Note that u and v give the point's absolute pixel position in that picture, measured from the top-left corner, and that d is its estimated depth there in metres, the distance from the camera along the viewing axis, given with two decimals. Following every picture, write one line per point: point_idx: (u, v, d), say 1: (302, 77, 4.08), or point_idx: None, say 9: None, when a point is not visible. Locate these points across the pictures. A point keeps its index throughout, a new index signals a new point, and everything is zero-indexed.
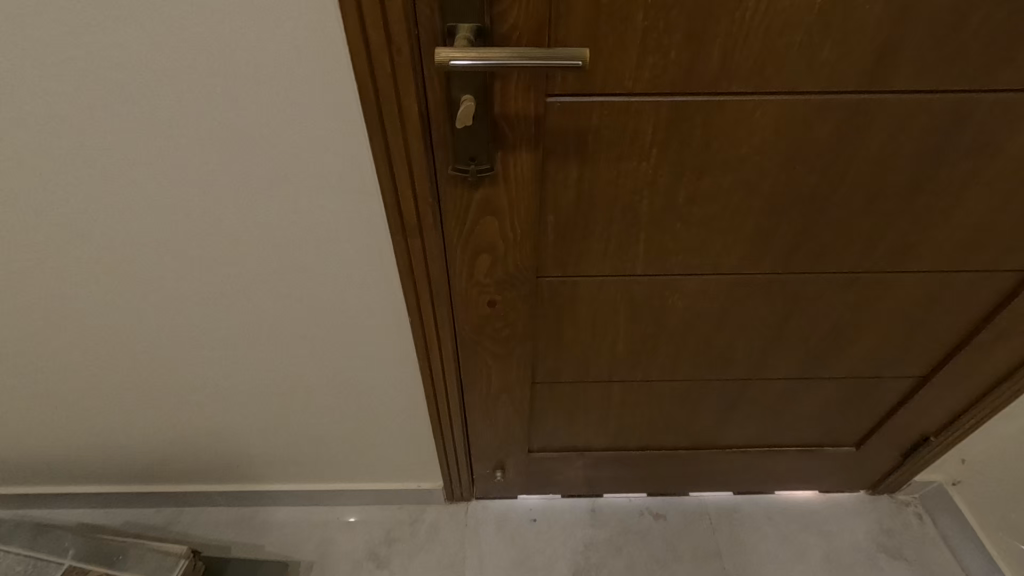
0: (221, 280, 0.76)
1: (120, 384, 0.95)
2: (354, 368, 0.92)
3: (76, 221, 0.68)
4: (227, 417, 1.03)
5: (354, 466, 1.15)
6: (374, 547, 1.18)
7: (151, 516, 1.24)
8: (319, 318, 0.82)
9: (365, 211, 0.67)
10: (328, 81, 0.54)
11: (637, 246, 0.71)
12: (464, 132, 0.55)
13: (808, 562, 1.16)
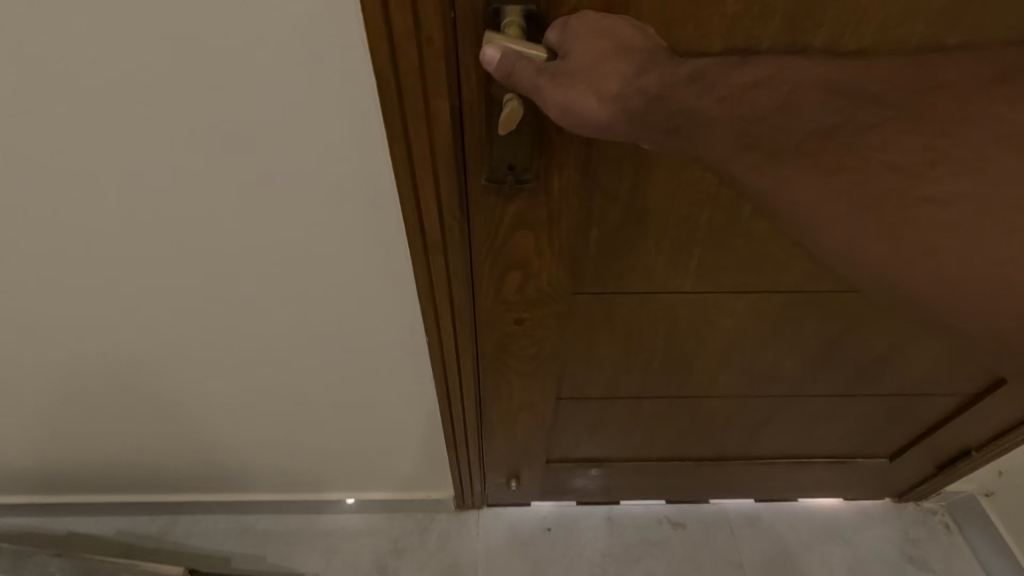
0: (220, 292, 0.68)
1: (107, 396, 0.87)
2: (364, 381, 0.85)
3: (47, 230, 0.59)
4: (225, 429, 0.95)
5: (362, 475, 1.09)
6: (381, 558, 1.13)
7: (144, 524, 1.17)
8: (326, 330, 0.75)
9: (379, 223, 0.59)
10: (344, 77, 0.46)
11: (689, 261, 0.64)
12: (502, 137, 0.47)
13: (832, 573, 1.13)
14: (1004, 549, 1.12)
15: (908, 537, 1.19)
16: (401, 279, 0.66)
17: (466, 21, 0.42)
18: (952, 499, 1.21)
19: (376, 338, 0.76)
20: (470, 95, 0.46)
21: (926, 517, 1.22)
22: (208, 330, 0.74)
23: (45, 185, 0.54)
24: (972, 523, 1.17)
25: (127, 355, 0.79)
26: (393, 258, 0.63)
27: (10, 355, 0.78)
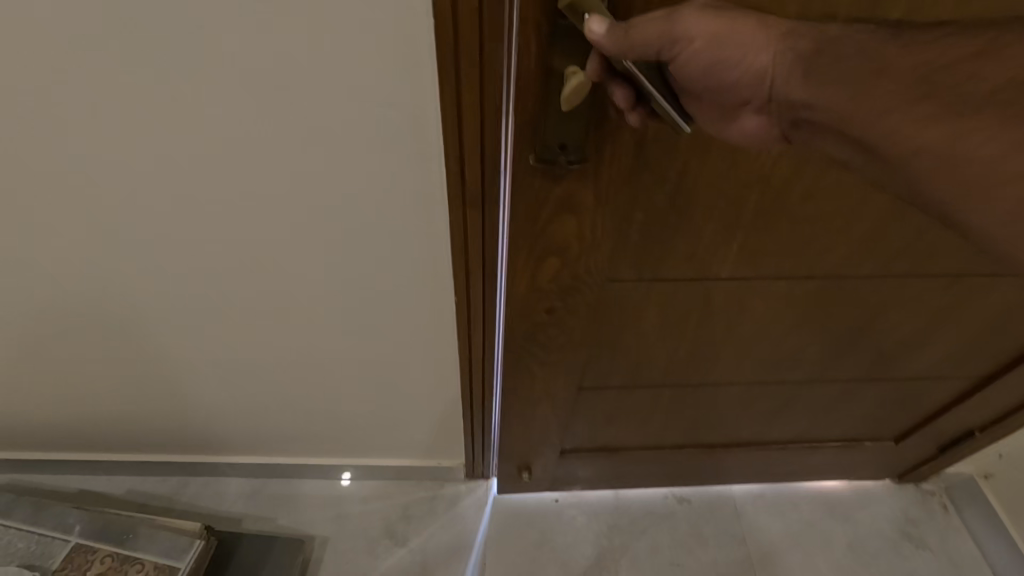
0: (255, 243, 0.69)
1: (127, 352, 0.87)
2: (383, 347, 0.85)
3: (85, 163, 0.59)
4: (242, 392, 0.96)
5: (375, 443, 1.10)
6: (391, 524, 1.14)
7: (157, 484, 1.18)
8: (350, 288, 0.74)
9: (419, 174, 0.61)
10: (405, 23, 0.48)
11: (730, 246, 0.62)
12: (555, 106, 0.45)
13: (833, 548, 1.16)
14: (1002, 531, 1.14)
15: (907, 516, 1.21)
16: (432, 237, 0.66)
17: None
18: (952, 482, 1.23)
19: (401, 298, 0.76)
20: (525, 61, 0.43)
21: (925, 498, 1.24)
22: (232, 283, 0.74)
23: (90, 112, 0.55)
24: (970, 504, 1.20)
25: (150, 310, 0.78)
26: (429, 210, 0.64)
27: (33, 303, 0.78)
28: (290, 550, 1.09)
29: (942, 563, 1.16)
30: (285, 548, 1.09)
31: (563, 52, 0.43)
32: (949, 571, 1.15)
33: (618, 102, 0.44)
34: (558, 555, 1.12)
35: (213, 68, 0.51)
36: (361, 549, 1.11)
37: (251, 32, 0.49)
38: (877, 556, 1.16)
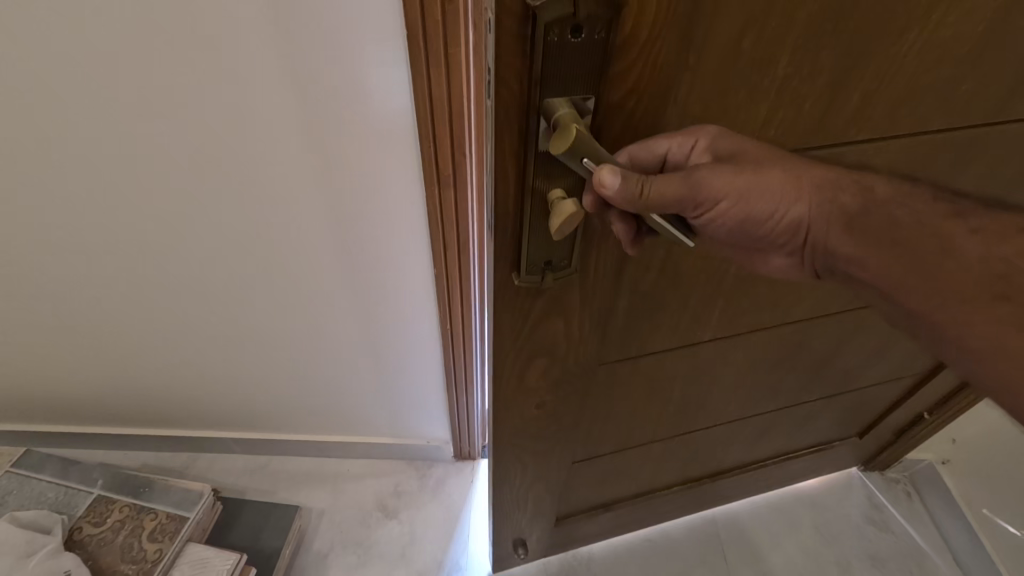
0: (257, 226, 0.77)
1: (145, 322, 0.95)
2: (378, 319, 0.95)
3: (95, 140, 0.65)
4: (252, 367, 1.06)
5: (373, 422, 1.19)
6: (383, 498, 1.22)
7: (169, 458, 1.26)
8: (340, 247, 0.81)
9: (399, 163, 0.69)
10: (381, 40, 0.56)
11: (715, 312, 0.60)
12: (539, 223, 0.42)
13: (796, 526, 1.24)
14: (959, 511, 1.20)
15: (872, 502, 1.28)
16: (413, 196, 0.73)
17: (500, 110, 0.36)
18: (914, 468, 1.30)
19: (389, 256, 0.83)
20: (505, 181, 0.40)
21: (889, 485, 1.31)
22: (234, 250, 0.81)
23: (94, 94, 0.59)
24: (931, 489, 1.26)
25: (163, 276, 0.85)
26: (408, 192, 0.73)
27: (52, 269, 0.84)
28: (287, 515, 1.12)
29: (904, 544, 1.23)
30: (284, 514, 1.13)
31: (546, 174, 0.39)
32: (910, 550, 1.21)
33: (618, 234, 0.43)
34: None
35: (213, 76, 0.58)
36: (355, 517, 1.19)
37: (245, 46, 0.56)
38: (839, 537, 1.23)
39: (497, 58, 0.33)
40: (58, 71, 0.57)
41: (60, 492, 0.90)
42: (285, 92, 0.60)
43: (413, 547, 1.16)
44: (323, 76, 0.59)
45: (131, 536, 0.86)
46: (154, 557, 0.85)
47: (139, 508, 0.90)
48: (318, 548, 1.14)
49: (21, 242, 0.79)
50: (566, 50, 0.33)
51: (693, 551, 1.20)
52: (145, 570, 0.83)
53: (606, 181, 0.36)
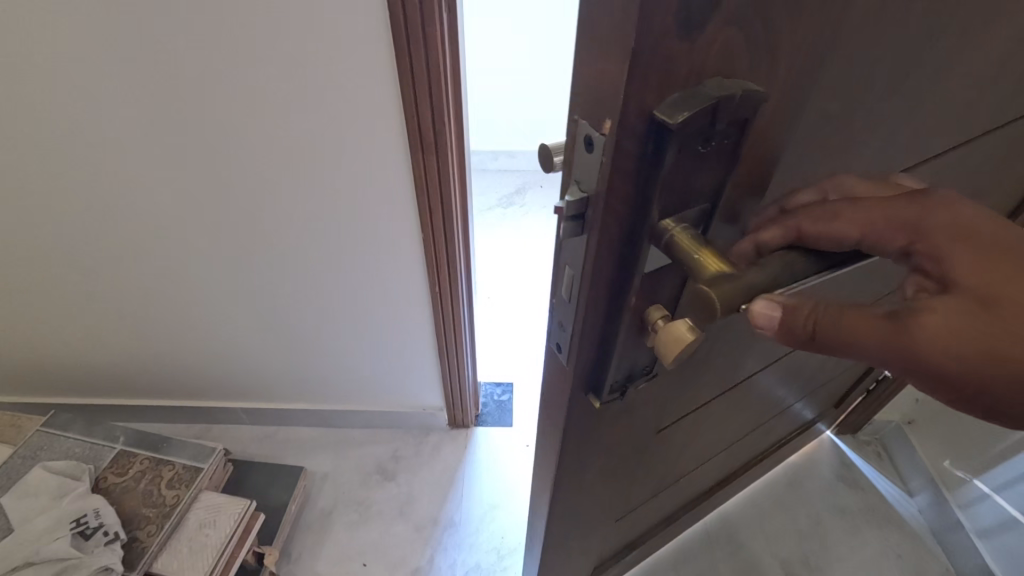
0: (265, 199, 0.87)
1: (168, 294, 1.05)
2: (375, 291, 1.04)
3: (134, 114, 0.75)
4: (262, 338, 1.15)
5: (374, 392, 1.27)
6: (382, 462, 1.31)
7: (185, 428, 1.36)
8: (336, 218, 0.90)
9: (386, 138, 0.77)
10: (364, 23, 0.65)
11: (746, 358, 0.68)
12: (631, 333, 0.40)
13: (772, 480, 1.32)
14: (920, 462, 1.30)
15: (842, 461, 1.36)
16: (400, 171, 0.82)
17: (606, 234, 0.33)
18: (882, 430, 1.38)
19: (381, 229, 0.91)
20: (602, 303, 0.37)
21: (861, 446, 1.38)
22: (244, 221, 0.90)
23: (139, 72, 0.71)
24: (900, 449, 1.34)
25: (186, 248, 0.96)
26: (395, 166, 0.81)
27: (88, 239, 0.95)
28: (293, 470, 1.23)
29: (873, 497, 1.30)
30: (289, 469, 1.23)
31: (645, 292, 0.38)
32: (879, 504, 1.29)
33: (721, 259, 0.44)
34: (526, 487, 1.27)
35: (230, 59, 0.69)
36: (355, 481, 1.27)
37: (256, 31, 0.66)
38: (812, 492, 1.31)
39: (612, 186, 0.30)
40: (107, 52, 0.69)
41: (86, 447, 1.00)
42: (289, 70, 0.70)
43: (410, 505, 1.24)
44: (320, 57, 0.69)
45: (151, 484, 0.96)
46: (172, 501, 0.94)
47: (158, 460, 0.99)
48: (322, 505, 1.23)
49: (66, 215, 0.90)
50: (690, 165, 0.31)
51: None
52: (163, 513, 0.92)
53: (763, 314, 0.33)
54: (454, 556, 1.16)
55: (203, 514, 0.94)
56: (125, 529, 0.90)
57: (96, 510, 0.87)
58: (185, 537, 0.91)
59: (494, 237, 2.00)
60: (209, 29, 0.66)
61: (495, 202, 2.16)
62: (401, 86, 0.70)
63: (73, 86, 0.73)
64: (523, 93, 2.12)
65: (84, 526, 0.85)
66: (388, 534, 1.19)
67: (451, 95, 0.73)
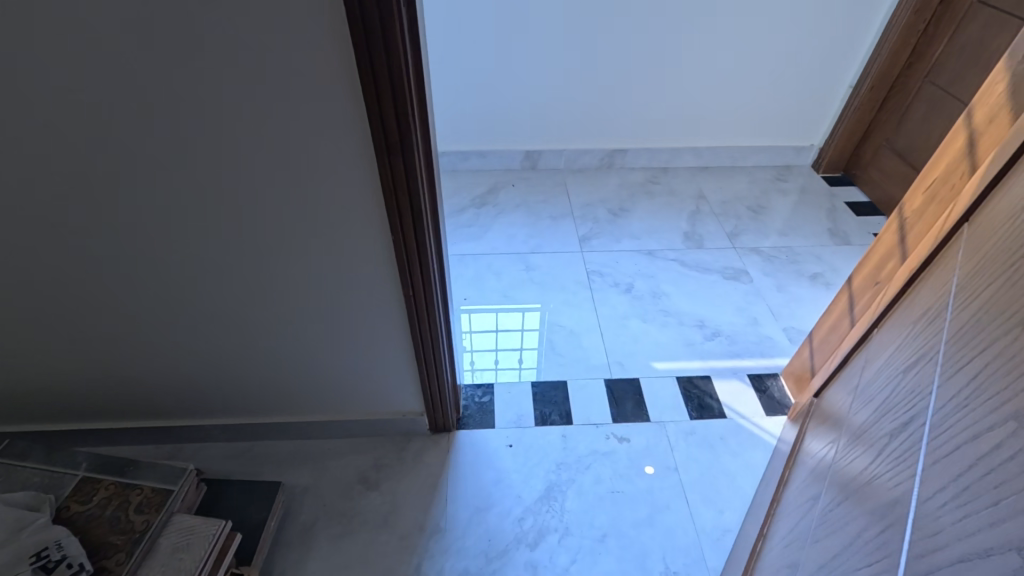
0: (225, 209, 0.84)
1: (131, 310, 1.01)
2: (347, 297, 1.01)
3: (78, 126, 0.72)
4: (230, 351, 1.11)
5: (350, 400, 1.25)
6: (364, 472, 1.27)
7: (154, 449, 1.31)
8: (304, 224, 0.87)
9: (347, 142, 0.75)
10: (314, 23, 0.63)
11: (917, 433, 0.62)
12: None
13: (754, 469, 1.31)
14: None
15: None
16: (366, 172, 0.79)
17: None
18: None
19: (350, 232, 0.88)
20: None
21: None
22: (206, 231, 0.87)
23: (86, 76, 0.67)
24: None
25: (147, 261, 0.91)
26: (358, 169, 0.79)
27: (38, 256, 0.90)
28: (270, 487, 1.18)
29: None
30: (265, 486, 1.18)
31: None
32: None
33: None
34: (512, 488, 1.26)
35: (177, 66, 0.66)
36: (336, 492, 1.24)
37: (201, 35, 0.64)
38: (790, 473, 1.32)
39: None
40: (42, 61, 0.65)
41: (46, 476, 0.94)
42: (244, 73, 0.67)
43: (395, 514, 1.21)
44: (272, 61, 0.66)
45: (118, 510, 0.91)
46: (142, 527, 0.90)
47: (125, 484, 0.94)
48: (303, 519, 1.19)
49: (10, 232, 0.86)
50: None
51: (659, 495, 1.25)
52: (133, 539, 0.88)
53: None
54: (443, 563, 1.13)
55: (175, 537, 0.90)
56: (93, 558, 0.85)
57: (57, 542, 0.83)
58: (156, 562, 0.87)
59: (467, 238, 1.99)
60: (151, 35, 0.63)
61: (468, 204, 2.15)
62: (363, 85, 0.68)
63: (14, 94, 0.68)
64: (492, 94, 2.11)
65: (45, 559, 0.80)
66: (373, 545, 1.16)
67: (414, 90, 0.71)
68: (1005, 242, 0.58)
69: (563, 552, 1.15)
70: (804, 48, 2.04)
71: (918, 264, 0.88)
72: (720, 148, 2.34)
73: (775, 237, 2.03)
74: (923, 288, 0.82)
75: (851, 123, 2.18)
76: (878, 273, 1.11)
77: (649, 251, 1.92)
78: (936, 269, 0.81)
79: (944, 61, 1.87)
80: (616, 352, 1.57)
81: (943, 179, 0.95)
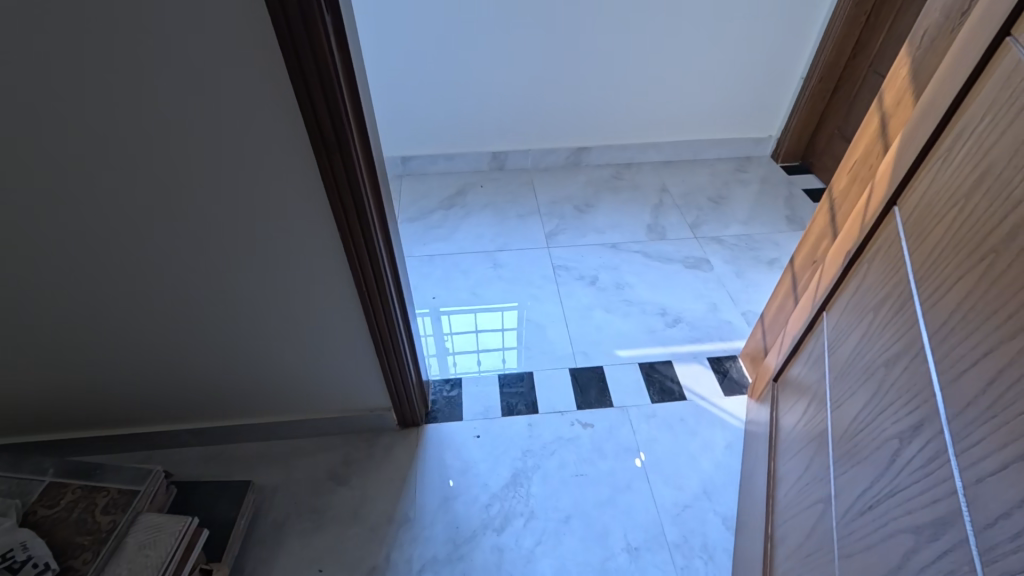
0: (174, 215, 0.87)
1: (90, 318, 1.03)
2: (302, 297, 1.04)
3: (26, 137, 0.75)
4: (192, 356, 1.13)
5: (317, 399, 1.28)
6: (334, 468, 1.30)
7: (123, 457, 1.32)
8: (253, 227, 0.90)
9: (288, 146, 0.79)
10: (244, 35, 0.67)
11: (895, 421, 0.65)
12: None
13: (714, 449, 1.36)
14: None
15: None
16: (308, 172, 0.83)
17: None
18: None
19: (299, 233, 0.92)
20: None
21: None
22: (159, 237, 0.90)
23: (29, 89, 0.70)
24: None
25: (106, 269, 0.94)
26: (301, 171, 0.83)
27: None
28: (238, 487, 1.21)
29: None
30: (233, 487, 1.21)
31: None
32: None
33: None
34: (479, 477, 1.29)
35: (118, 78, 0.70)
36: (307, 489, 1.27)
37: (139, 49, 0.68)
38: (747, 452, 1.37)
39: None
40: None
41: (12, 483, 0.96)
42: (182, 83, 0.71)
43: (365, 507, 1.24)
44: (209, 72, 0.70)
45: (85, 512, 0.93)
46: (108, 527, 0.92)
47: (91, 487, 0.97)
48: (273, 517, 1.22)
49: None
50: None
51: (621, 476, 1.29)
52: (99, 539, 0.90)
53: None
54: (412, 551, 1.17)
55: (142, 535, 0.92)
56: (61, 559, 0.88)
57: (22, 544, 0.85)
58: (123, 561, 0.89)
59: (435, 239, 2.03)
60: (92, 49, 0.67)
61: (437, 206, 2.19)
62: (295, 88, 0.72)
63: None
64: (457, 99, 2.16)
65: (11, 560, 0.83)
66: (342, 538, 1.19)
67: (345, 92, 0.76)
68: (936, 235, 0.63)
69: (528, 534, 1.19)
70: (755, 43, 2.11)
71: (850, 245, 0.93)
72: (683, 143, 2.40)
73: (735, 226, 2.09)
74: (867, 274, 0.83)
75: (803, 113, 2.26)
76: (815, 253, 1.17)
77: (613, 245, 1.98)
78: (869, 251, 0.85)
79: (884, 53, 1.96)
80: (581, 343, 1.62)
81: (862, 160, 1.01)
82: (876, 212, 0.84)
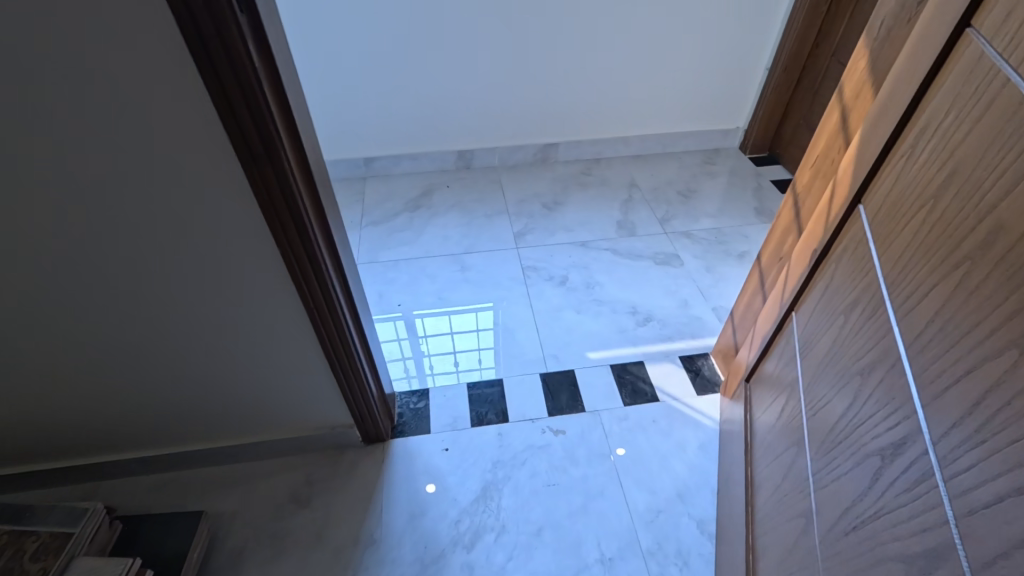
0: (97, 234, 0.80)
1: (13, 345, 0.95)
2: (246, 315, 0.98)
3: None
4: (131, 381, 1.06)
5: (275, 419, 1.22)
6: (296, 490, 1.24)
7: (67, 491, 1.24)
8: (185, 244, 0.84)
9: (217, 157, 0.73)
10: (156, 39, 0.62)
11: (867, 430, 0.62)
12: None
13: (688, 449, 1.34)
14: None
15: None
16: (237, 184, 0.77)
17: None
18: None
19: (238, 249, 0.86)
20: None
21: None
22: (81, 257, 0.83)
23: None
24: None
25: (27, 292, 0.87)
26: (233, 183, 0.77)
27: None
28: (190, 517, 1.14)
29: None
30: (184, 517, 1.14)
31: None
32: None
33: None
34: (449, 491, 1.25)
35: (19, 89, 0.64)
36: (267, 514, 1.20)
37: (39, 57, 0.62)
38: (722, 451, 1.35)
39: None
40: None
41: None
42: (91, 92, 0.65)
43: (329, 529, 1.18)
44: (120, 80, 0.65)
45: (12, 560, 0.86)
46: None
47: (19, 532, 0.89)
48: (232, 546, 1.15)
49: None
50: None
51: (593, 482, 1.27)
52: None
53: None
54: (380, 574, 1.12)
55: None
56: None
57: None
58: None
59: (399, 243, 1.96)
60: None
61: (402, 208, 2.12)
62: (211, 93, 0.66)
63: None
64: (419, 99, 2.09)
65: None
66: (305, 565, 1.13)
67: (271, 95, 0.70)
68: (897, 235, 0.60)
69: (501, 549, 1.16)
70: (717, 34, 2.10)
71: (815, 242, 0.90)
72: (651, 137, 2.37)
73: (705, 220, 2.08)
74: (835, 274, 0.80)
75: (769, 104, 2.25)
76: (781, 249, 1.15)
77: (583, 243, 1.94)
78: (835, 249, 0.82)
79: (844, 43, 1.95)
80: (552, 345, 1.59)
81: (824, 155, 0.99)
82: (838, 209, 0.81)
